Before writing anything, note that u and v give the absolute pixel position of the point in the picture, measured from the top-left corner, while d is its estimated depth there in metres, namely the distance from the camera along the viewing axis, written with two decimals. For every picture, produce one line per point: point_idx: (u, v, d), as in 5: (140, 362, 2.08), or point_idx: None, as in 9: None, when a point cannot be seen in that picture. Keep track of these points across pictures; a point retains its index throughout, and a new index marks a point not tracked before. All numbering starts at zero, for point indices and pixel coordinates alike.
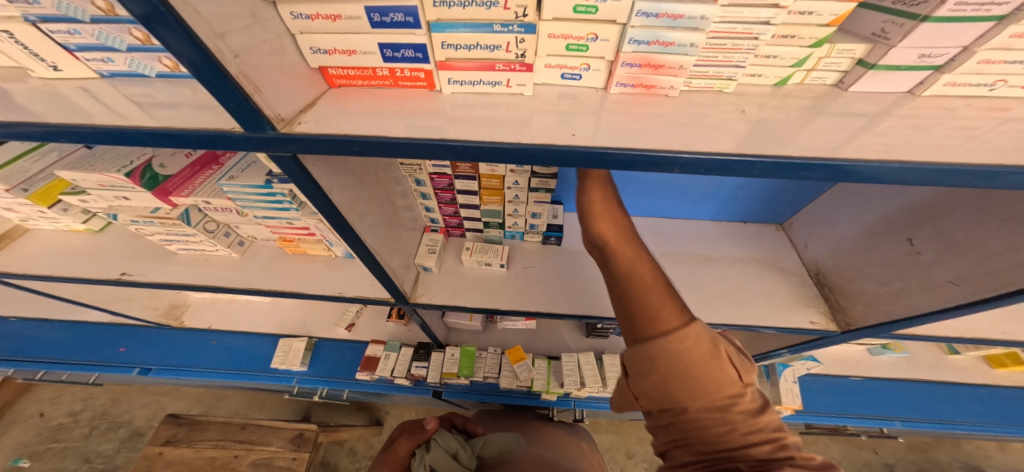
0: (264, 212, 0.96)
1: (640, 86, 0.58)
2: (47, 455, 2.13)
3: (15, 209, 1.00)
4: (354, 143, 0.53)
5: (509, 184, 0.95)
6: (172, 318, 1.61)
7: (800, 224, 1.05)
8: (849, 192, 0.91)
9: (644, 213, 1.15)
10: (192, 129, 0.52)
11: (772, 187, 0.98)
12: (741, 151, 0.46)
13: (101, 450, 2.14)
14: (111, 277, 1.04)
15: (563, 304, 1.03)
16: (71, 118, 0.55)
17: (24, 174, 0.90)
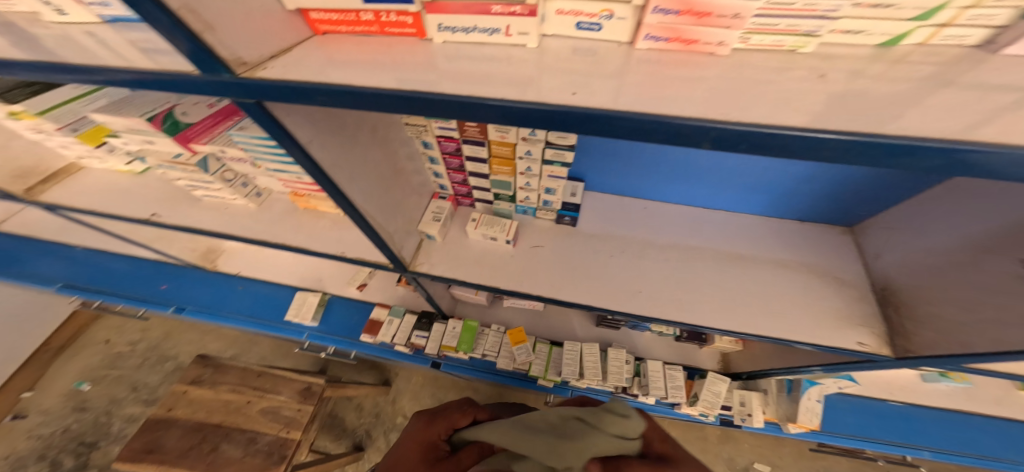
0: (275, 166, 0.94)
1: (676, 41, 0.45)
2: (106, 381, 2.39)
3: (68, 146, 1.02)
4: (317, 92, 0.46)
5: (521, 154, 0.86)
6: (207, 261, 1.65)
7: (874, 229, 0.87)
8: (948, 193, 0.71)
9: (678, 202, 1.01)
10: (153, 71, 0.47)
11: (843, 180, 0.80)
12: (811, 126, 0.33)
13: (147, 382, 2.40)
14: (143, 217, 1.07)
15: (566, 290, 0.94)
16: (49, 55, 0.52)
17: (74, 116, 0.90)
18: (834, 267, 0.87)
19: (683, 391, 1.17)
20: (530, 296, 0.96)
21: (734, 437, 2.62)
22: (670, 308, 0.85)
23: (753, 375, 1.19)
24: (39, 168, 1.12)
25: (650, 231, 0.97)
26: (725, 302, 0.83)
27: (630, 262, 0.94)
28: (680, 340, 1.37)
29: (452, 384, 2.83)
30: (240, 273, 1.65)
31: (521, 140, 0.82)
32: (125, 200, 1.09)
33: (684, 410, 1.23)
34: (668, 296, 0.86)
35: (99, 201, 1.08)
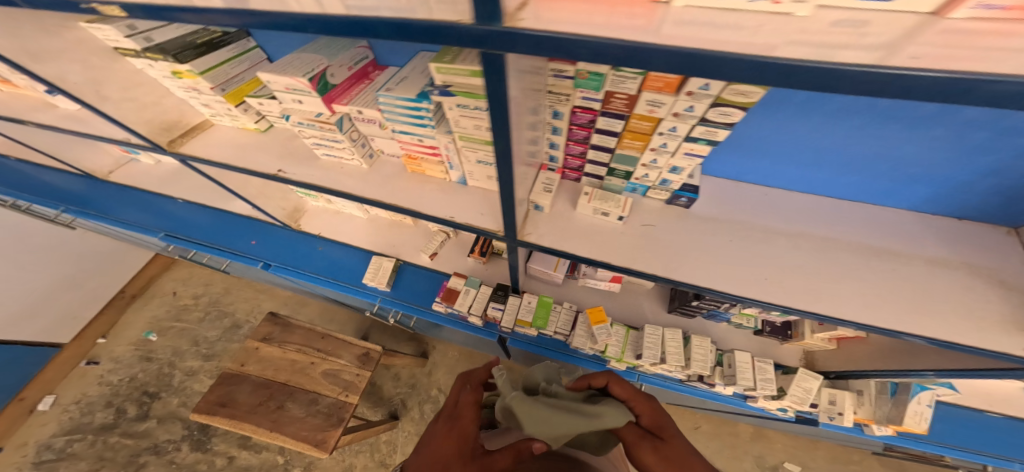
0: (403, 127, 1.00)
1: (1017, 7, 0.37)
2: (172, 331, 2.73)
3: (211, 105, 1.12)
4: (582, 45, 0.42)
5: (662, 129, 0.81)
6: (292, 221, 1.75)
7: None
8: None
9: (812, 190, 1.00)
10: (418, 20, 0.46)
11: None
12: None
13: (208, 336, 2.73)
14: (270, 173, 1.13)
15: (682, 270, 0.93)
16: (271, 2, 0.52)
17: (226, 76, 1.07)
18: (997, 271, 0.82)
19: (773, 385, 1.17)
20: (643, 274, 0.95)
21: (767, 435, 2.72)
22: (799, 294, 0.84)
23: (845, 375, 1.21)
24: (182, 123, 1.20)
25: (774, 218, 0.97)
26: (858, 293, 0.82)
27: (753, 246, 0.92)
28: (760, 334, 1.39)
29: (486, 361, 2.88)
30: (319, 234, 1.75)
31: (670, 115, 0.77)
32: (254, 157, 1.16)
33: (762, 403, 1.28)
34: (795, 283, 0.86)
35: (230, 154, 1.15)
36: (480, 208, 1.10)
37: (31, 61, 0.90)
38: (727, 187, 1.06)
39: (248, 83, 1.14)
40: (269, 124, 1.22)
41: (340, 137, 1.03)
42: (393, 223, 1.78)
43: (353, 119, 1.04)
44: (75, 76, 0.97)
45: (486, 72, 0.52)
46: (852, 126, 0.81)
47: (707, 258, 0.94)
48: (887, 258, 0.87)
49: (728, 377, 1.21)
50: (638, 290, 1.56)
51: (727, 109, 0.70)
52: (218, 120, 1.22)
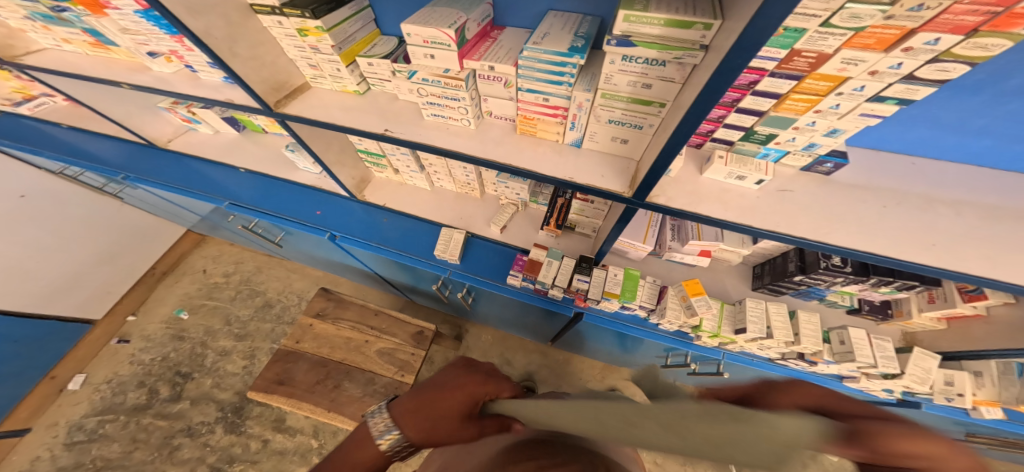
0: (534, 85, 0.91)
1: None
2: (203, 310, 2.59)
3: (318, 66, 1.04)
4: None
5: (846, 90, 0.75)
6: (359, 192, 1.62)
7: None
8: None
9: (964, 160, 0.98)
10: None
11: None
12: None
13: (239, 315, 2.58)
14: (377, 131, 1.01)
15: (835, 234, 0.87)
16: None
17: (344, 35, 1.00)
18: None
19: (894, 362, 1.16)
20: (791, 237, 0.88)
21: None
22: (975, 258, 0.79)
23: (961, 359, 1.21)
24: (290, 85, 1.08)
25: (922, 184, 0.94)
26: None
27: (907, 210, 0.89)
28: (857, 313, 1.35)
29: (519, 345, 2.84)
30: (385, 205, 1.62)
31: (865, 74, 0.71)
32: (353, 115, 1.05)
33: (864, 384, 1.29)
34: (968, 250, 0.81)
35: (331, 113, 1.05)
36: (600, 170, 1.01)
37: (187, 15, 0.78)
38: (869, 156, 1.02)
39: (359, 44, 1.06)
40: (366, 87, 1.12)
41: (461, 92, 0.92)
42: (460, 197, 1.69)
43: (477, 77, 0.95)
44: (219, 32, 0.86)
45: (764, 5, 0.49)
46: None
47: (859, 220, 0.89)
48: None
49: (840, 354, 1.18)
50: (720, 268, 1.50)
51: (951, 65, 0.65)
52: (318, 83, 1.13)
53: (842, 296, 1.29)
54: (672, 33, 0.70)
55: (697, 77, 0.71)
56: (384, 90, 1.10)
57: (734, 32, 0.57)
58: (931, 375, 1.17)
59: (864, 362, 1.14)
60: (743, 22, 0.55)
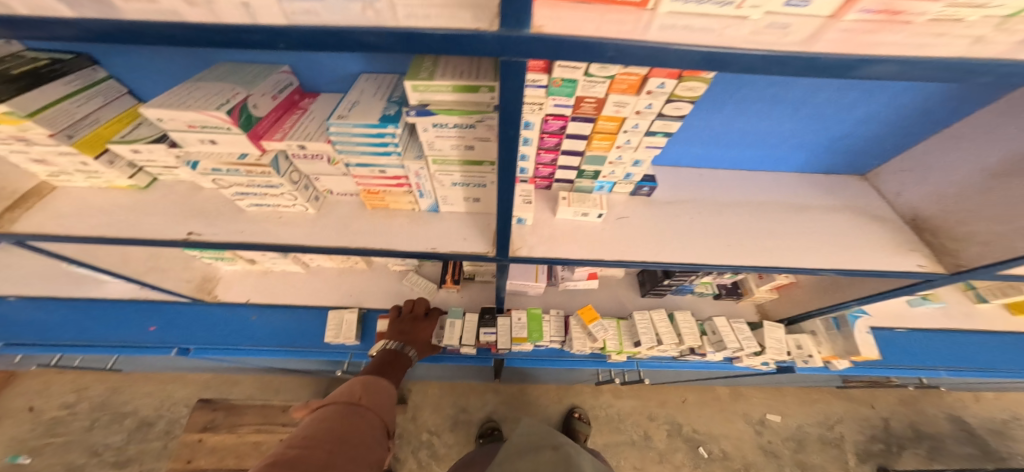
0: (360, 159, 0.88)
1: (884, 12, 0.49)
2: (49, 449, 2.36)
3: (51, 161, 0.90)
4: (611, 47, 0.45)
5: (627, 127, 0.90)
6: (205, 292, 1.66)
7: (887, 173, 1.16)
8: (956, 133, 0.99)
9: (735, 165, 1.25)
10: (431, 28, 0.42)
11: (876, 126, 1.07)
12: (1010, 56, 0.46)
13: (109, 442, 2.39)
14: (178, 238, 0.94)
15: (664, 252, 1.04)
16: (195, 9, 0.41)
17: (71, 117, 0.84)
18: (869, 207, 1.14)
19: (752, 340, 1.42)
20: (636, 264, 1.02)
21: (745, 394, 2.92)
22: (756, 254, 1.04)
23: (801, 321, 1.54)
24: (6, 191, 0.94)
25: (718, 193, 1.18)
26: (798, 241, 1.06)
27: (709, 217, 1.12)
28: (721, 298, 1.68)
29: (470, 390, 2.77)
30: (249, 301, 1.66)
31: (633, 113, 0.86)
32: (149, 221, 0.97)
33: (748, 362, 1.52)
34: (757, 246, 1.06)
35: (101, 224, 0.95)
36: (462, 233, 1.03)
37: None
38: (674, 173, 1.24)
39: (104, 124, 0.92)
40: (149, 178, 1.06)
41: (276, 181, 0.86)
42: (341, 271, 1.78)
43: (290, 157, 0.88)
44: None
45: (501, 80, 0.49)
46: (756, 109, 1.05)
47: (677, 234, 1.09)
48: (802, 211, 1.13)
49: (716, 343, 1.42)
50: (612, 284, 1.70)
51: (680, 104, 0.82)
52: (64, 181, 1.01)
53: (705, 285, 1.67)
54: (466, 97, 0.73)
55: None
56: (175, 178, 1.06)
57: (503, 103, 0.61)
58: (783, 344, 1.45)
59: (734, 347, 1.38)
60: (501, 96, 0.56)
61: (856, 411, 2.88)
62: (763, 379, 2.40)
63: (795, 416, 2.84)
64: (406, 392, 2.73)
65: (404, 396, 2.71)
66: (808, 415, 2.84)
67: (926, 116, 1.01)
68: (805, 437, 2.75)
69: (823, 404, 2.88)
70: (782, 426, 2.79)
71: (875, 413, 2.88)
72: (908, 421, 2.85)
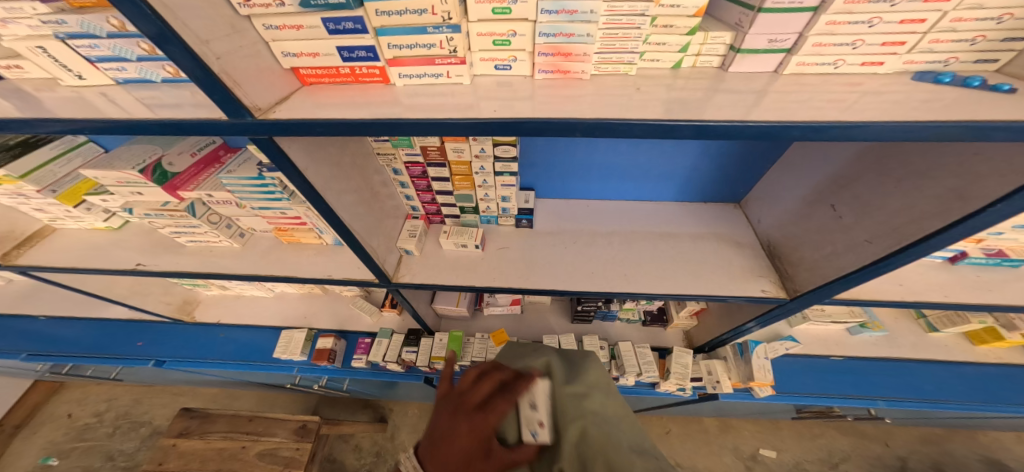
0: (261, 203, 1.09)
1: (558, 72, 0.69)
2: (74, 453, 2.67)
3: (46, 209, 1.15)
4: (317, 125, 0.61)
5: (476, 170, 1.09)
6: (184, 312, 1.88)
7: (752, 201, 1.25)
8: (788, 166, 1.09)
9: (614, 196, 1.39)
10: (193, 118, 0.59)
11: (721, 163, 1.19)
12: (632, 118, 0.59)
13: (123, 448, 2.67)
14: (128, 267, 1.17)
15: (530, 278, 1.16)
16: (68, 113, 0.64)
17: (54, 176, 1.08)
18: (733, 233, 1.21)
19: (654, 366, 1.50)
20: (502, 288, 1.15)
21: (735, 427, 2.70)
22: (617, 278, 1.13)
23: (713, 347, 1.59)
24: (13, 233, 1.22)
25: (592, 222, 1.33)
26: (656, 268, 1.14)
27: (580, 248, 1.23)
28: (648, 326, 1.78)
29: None
30: (221, 321, 1.89)
31: (474, 157, 1.05)
32: (110, 256, 1.20)
33: (664, 387, 1.56)
34: (614, 272, 1.15)
35: (79, 257, 1.20)
36: (358, 262, 1.22)
37: None
38: (556, 204, 1.41)
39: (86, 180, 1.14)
40: (122, 220, 1.29)
41: (196, 221, 1.10)
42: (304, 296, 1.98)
43: (207, 202, 1.12)
44: None
45: (264, 149, 0.65)
46: (608, 146, 1.21)
47: (548, 261, 1.21)
48: (667, 239, 1.23)
49: (620, 367, 1.53)
50: (542, 308, 1.82)
51: (506, 147, 1.01)
52: (62, 224, 1.27)
53: (630, 313, 1.72)
54: None
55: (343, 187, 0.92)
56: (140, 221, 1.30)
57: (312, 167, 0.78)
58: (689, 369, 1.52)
59: (630, 371, 1.48)
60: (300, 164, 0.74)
61: (865, 449, 2.57)
62: (738, 409, 2.30)
63: (793, 453, 2.58)
64: (388, 411, 2.85)
65: (385, 415, 2.83)
66: (806, 451, 2.57)
67: (757, 150, 1.13)
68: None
69: (827, 439, 2.61)
70: (777, 462, 2.52)
71: (889, 452, 2.55)
72: (930, 462, 2.51)
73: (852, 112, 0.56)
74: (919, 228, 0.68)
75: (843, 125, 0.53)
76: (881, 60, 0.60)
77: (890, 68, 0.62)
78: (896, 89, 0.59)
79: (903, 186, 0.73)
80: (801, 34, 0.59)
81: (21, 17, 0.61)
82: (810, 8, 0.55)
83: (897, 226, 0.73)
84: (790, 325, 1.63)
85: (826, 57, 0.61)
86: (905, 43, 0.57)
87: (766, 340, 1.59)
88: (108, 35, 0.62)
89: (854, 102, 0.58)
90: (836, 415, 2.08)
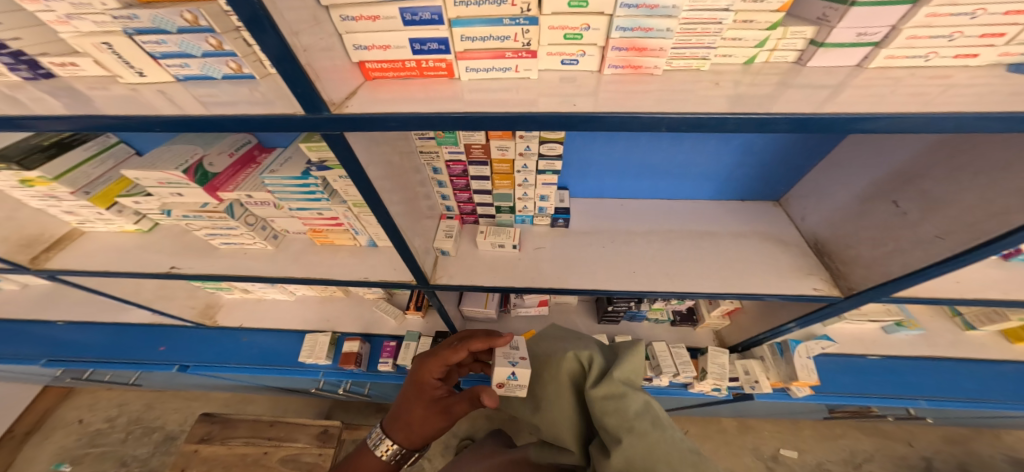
0: (299, 203, 1.04)
1: (628, 68, 0.68)
2: (88, 458, 2.64)
3: (76, 212, 1.11)
4: (391, 120, 0.59)
5: (518, 168, 1.07)
6: (207, 317, 1.86)
7: (794, 199, 1.23)
8: (837, 162, 1.07)
9: (649, 195, 1.37)
10: (263, 114, 0.57)
11: (764, 160, 1.17)
12: (718, 111, 0.57)
13: (137, 454, 2.64)
14: (162, 271, 1.15)
15: (571, 279, 1.14)
16: (130, 111, 0.62)
17: (88, 178, 1.04)
18: (777, 232, 1.19)
19: (691, 366, 1.49)
20: (543, 289, 1.13)
21: (755, 427, 2.67)
22: (661, 278, 1.10)
23: (748, 347, 1.59)
24: (43, 237, 1.19)
25: (628, 222, 1.31)
26: (700, 268, 1.12)
27: (619, 248, 1.22)
28: (677, 326, 1.76)
29: None
30: (242, 326, 1.86)
31: (518, 155, 1.03)
32: (142, 259, 1.18)
33: (699, 387, 1.56)
34: (657, 271, 1.13)
35: (110, 261, 1.17)
36: (395, 264, 1.19)
37: None
38: (590, 203, 1.39)
39: (117, 182, 1.11)
40: (152, 222, 1.26)
41: (233, 223, 1.05)
42: (325, 299, 1.96)
43: (245, 204, 1.06)
44: None
45: (330, 145, 0.63)
46: (648, 145, 1.18)
47: (588, 261, 1.19)
48: (708, 237, 1.21)
49: (655, 368, 1.52)
50: (568, 309, 1.80)
51: (553, 145, 0.99)
52: (91, 227, 1.24)
53: (659, 312, 1.70)
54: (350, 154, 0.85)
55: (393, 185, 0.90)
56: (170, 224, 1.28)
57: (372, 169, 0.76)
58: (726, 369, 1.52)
59: (667, 371, 1.47)
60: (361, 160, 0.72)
61: (889, 448, 2.54)
62: (762, 410, 2.27)
63: (817, 453, 2.55)
64: None
65: None
66: (829, 451, 2.54)
67: (803, 146, 1.11)
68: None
69: (850, 439, 2.58)
70: (799, 463, 2.50)
71: (913, 452, 2.53)
72: (955, 462, 2.48)
73: (947, 103, 0.54)
74: (999, 224, 0.66)
75: (945, 116, 0.51)
76: (975, 53, 0.59)
77: (983, 61, 0.60)
78: (984, 81, 0.58)
79: (979, 181, 0.71)
80: (895, 27, 0.57)
81: (87, 12, 0.60)
82: (909, 1, 0.53)
83: (973, 222, 0.71)
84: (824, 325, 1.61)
85: (918, 50, 0.60)
86: (1004, 35, 0.56)
87: (803, 338, 1.57)
88: (179, 30, 0.60)
89: (945, 93, 0.56)
90: (873, 414, 2.08)
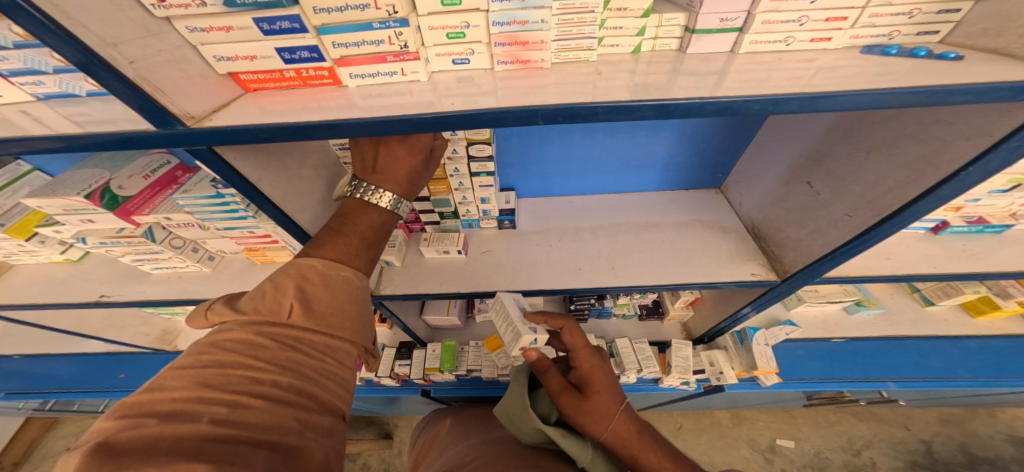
0: (224, 223, 1.01)
1: (517, 63, 0.66)
2: None
3: None
4: (259, 130, 0.57)
5: (451, 172, 1.04)
6: (166, 343, 1.78)
7: (732, 185, 1.23)
8: (761, 146, 1.08)
9: (598, 190, 1.36)
10: (117, 133, 0.55)
11: (698, 148, 1.17)
12: (588, 101, 0.56)
13: None
14: (91, 299, 1.12)
15: (516, 280, 1.12)
16: None
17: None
18: (718, 218, 1.18)
19: (653, 361, 1.49)
20: (488, 292, 1.11)
21: (749, 417, 2.65)
22: (604, 274, 1.08)
23: (713, 338, 1.59)
24: None
25: (576, 218, 1.29)
26: (643, 260, 1.10)
27: (566, 246, 1.19)
28: (646, 319, 1.76)
29: None
30: None
31: (447, 159, 1.00)
32: (73, 289, 1.14)
33: (668, 382, 1.57)
34: (602, 266, 1.10)
35: (41, 292, 1.14)
36: None
37: None
38: (539, 202, 1.37)
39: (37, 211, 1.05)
40: (83, 251, 1.22)
41: (156, 247, 1.03)
42: None
43: (167, 226, 1.03)
44: None
45: (201, 158, 0.61)
46: (583, 139, 1.17)
47: (534, 261, 1.17)
48: (651, 229, 1.20)
49: (619, 366, 1.52)
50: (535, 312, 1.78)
51: (480, 146, 0.97)
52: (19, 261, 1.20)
53: (625, 308, 1.67)
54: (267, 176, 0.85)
55: (311, 199, 0.87)
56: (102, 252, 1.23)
57: (271, 186, 0.74)
58: (690, 362, 1.51)
59: (630, 368, 1.47)
60: (255, 172, 0.70)
61: (886, 433, 2.52)
62: (748, 401, 2.27)
63: (814, 441, 2.52)
64: (392, 427, 2.72)
65: (389, 431, 2.72)
66: (826, 440, 2.51)
67: (733, 129, 1.11)
68: (826, 465, 2.41)
69: (846, 426, 2.56)
70: (797, 452, 2.47)
71: (911, 435, 2.51)
72: (953, 443, 2.47)
73: (813, 82, 0.53)
74: (897, 196, 0.66)
75: (802, 96, 0.51)
76: (828, 36, 0.59)
77: (838, 44, 0.60)
78: (846, 62, 0.57)
79: (872, 157, 0.71)
80: (749, 12, 0.57)
81: None
82: None
83: (873, 196, 0.70)
84: (787, 308, 1.65)
85: (776, 35, 0.59)
86: (847, 18, 0.56)
87: (765, 326, 1.60)
88: (17, 44, 0.59)
89: (815, 77, 0.54)
90: (850, 399, 2.10)
